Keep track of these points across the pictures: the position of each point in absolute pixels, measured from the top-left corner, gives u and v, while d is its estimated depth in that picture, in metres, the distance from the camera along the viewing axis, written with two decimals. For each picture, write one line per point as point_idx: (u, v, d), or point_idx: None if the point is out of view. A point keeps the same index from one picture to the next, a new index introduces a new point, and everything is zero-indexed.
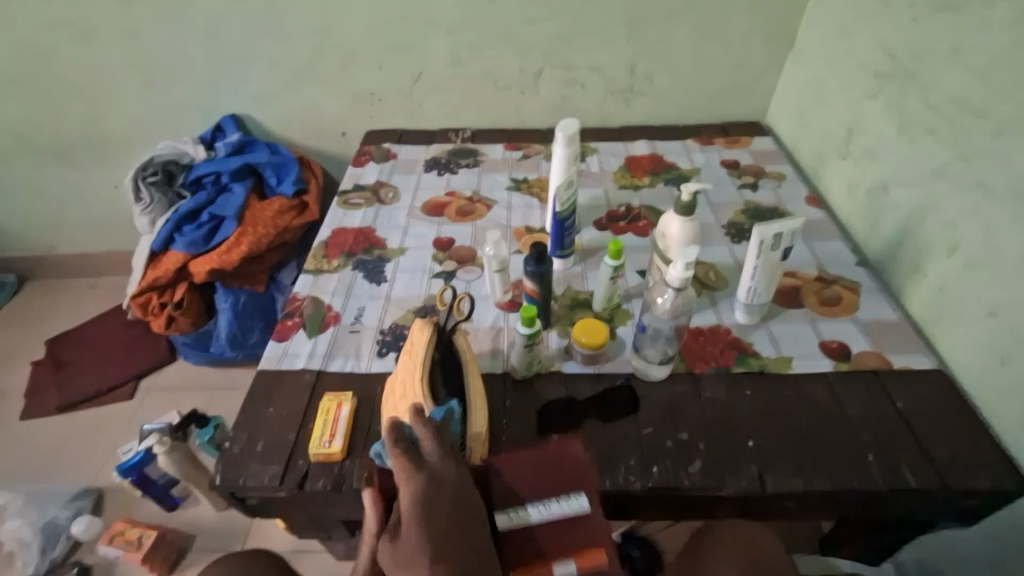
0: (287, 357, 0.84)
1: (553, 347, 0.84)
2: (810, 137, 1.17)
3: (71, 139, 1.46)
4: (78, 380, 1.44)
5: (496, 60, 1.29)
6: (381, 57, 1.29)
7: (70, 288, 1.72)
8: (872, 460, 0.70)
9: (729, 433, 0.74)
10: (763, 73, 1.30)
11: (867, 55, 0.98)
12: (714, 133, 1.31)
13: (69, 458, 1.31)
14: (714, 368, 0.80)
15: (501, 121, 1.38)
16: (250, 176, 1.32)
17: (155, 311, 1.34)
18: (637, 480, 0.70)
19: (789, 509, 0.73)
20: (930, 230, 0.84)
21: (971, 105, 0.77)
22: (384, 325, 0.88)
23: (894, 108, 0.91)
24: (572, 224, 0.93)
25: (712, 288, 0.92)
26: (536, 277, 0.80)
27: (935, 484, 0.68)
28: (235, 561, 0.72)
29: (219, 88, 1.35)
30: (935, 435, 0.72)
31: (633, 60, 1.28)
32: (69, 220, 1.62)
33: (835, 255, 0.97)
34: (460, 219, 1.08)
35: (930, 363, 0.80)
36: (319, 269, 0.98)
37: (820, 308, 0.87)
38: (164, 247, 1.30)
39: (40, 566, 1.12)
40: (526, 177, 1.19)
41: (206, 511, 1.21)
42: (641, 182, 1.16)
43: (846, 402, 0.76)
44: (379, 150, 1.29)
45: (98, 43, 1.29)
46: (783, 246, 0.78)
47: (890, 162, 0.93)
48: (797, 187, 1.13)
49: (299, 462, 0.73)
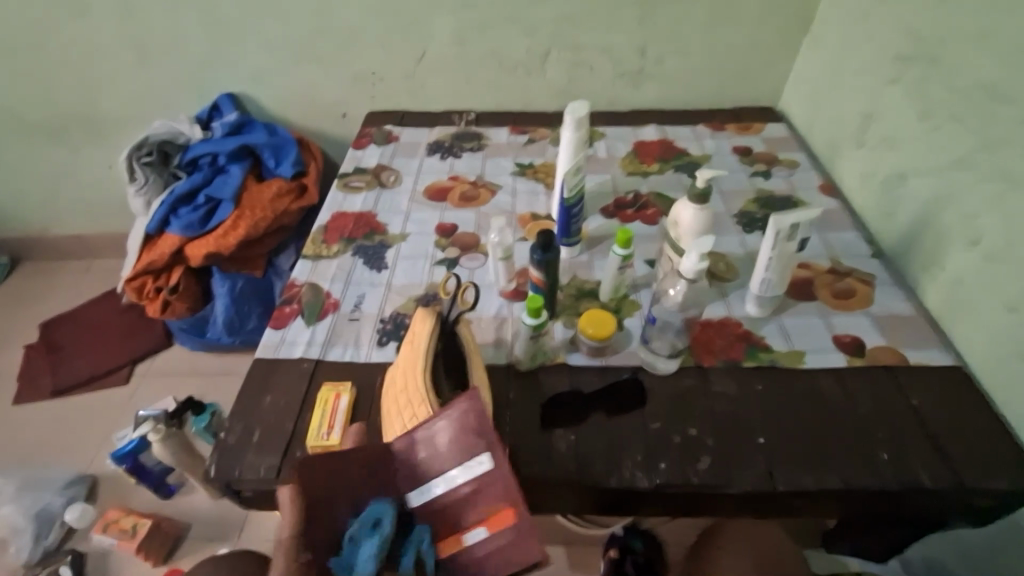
0: (284, 344, 0.82)
1: (558, 337, 0.81)
2: (824, 124, 1.14)
3: (63, 117, 1.42)
4: (73, 364, 1.42)
5: (502, 40, 1.24)
6: (383, 36, 1.25)
7: (65, 269, 1.70)
8: (885, 459, 0.68)
9: (738, 429, 0.71)
10: (777, 58, 1.26)
11: (889, 38, 0.94)
12: (726, 119, 1.27)
13: (63, 443, 1.29)
14: (723, 362, 0.78)
15: (506, 103, 1.34)
16: (248, 158, 1.28)
17: (150, 295, 1.31)
18: (643, 476, 0.68)
19: (799, 509, 0.71)
20: (949, 221, 0.82)
21: (998, 91, 0.74)
22: (385, 313, 0.86)
23: (916, 94, 0.88)
24: (578, 211, 0.90)
25: (722, 279, 0.89)
26: (542, 265, 0.77)
27: (952, 485, 0.66)
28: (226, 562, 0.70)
29: (215, 66, 1.31)
30: (950, 433, 0.70)
31: (643, 42, 1.24)
32: (62, 200, 1.58)
33: (848, 246, 0.94)
34: (463, 204, 1.05)
35: (946, 359, 0.77)
36: (319, 255, 0.95)
37: (833, 301, 0.85)
38: (160, 229, 1.26)
39: (33, 554, 1.11)
40: (531, 161, 1.16)
41: (202, 500, 1.20)
42: (650, 168, 1.12)
43: (859, 398, 0.74)
44: (380, 132, 1.26)
45: (89, 17, 1.25)
46: (799, 237, 0.76)
47: (909, 151, 0.90)
48: (810, 175, 1.10)
49: (296, 453, 0.71)
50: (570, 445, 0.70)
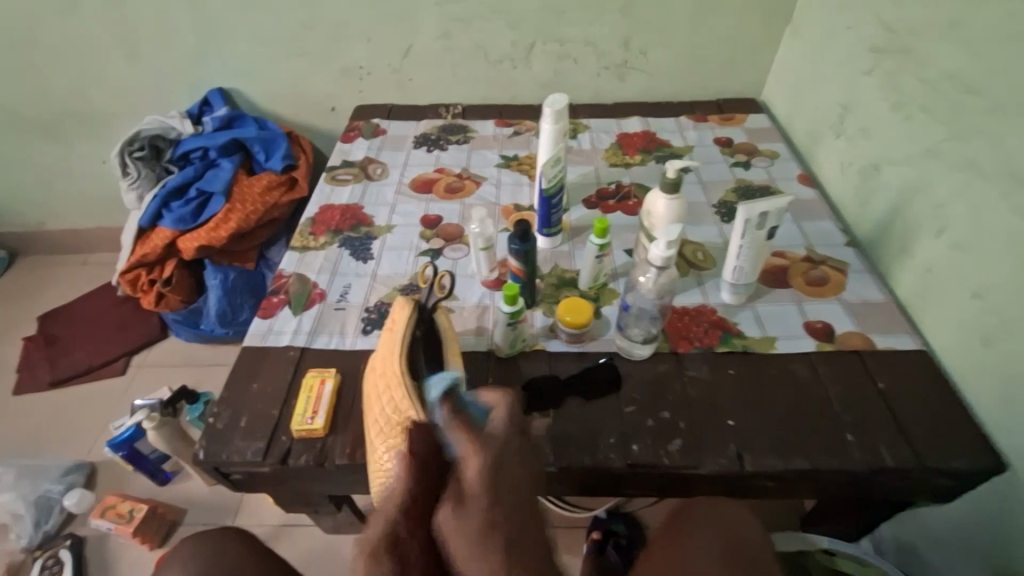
0: (271, 334, 0.84)
1: (537, 325, 0.84)
2: (804, 114, 1.15)
3: (57, 112, 1.43)
4: (69, 357, 1.45)
5: (487, 34, 1.26)
6: (370, 30, 1.26)
7: (62, 263, 1.72)
8: (851, 440, 0.71)
9: (710, 413, 0.74)
10: (759, 51, 1.27)
11: (864, 30, 0.96)
12: (710, 111, 1.29)
13: (61, 432, 1.32)
14: (697, 348, 0.80)
15: (492, 97, 1.36)
16: (238, 151, 1.30)
17: (144, 287, 1.34)
18: (617, 457, 0.70)
19: (769, 488, 0.74)
20: (919, 210, 0.83)
21: (965, 82, 0.75)
22: (369, 303, 0.88)
23: (890, 85, 0.89)
24: (559, 202, 0.92)
25: (699, 268, 0.91)
26: (520, 255, 0.79)
27: (913, 464, 0.68)
28: (201, 549, 0.67)
29: (206, 61, 1.33)
30: (916, 416, 0.73)
31: (627, 34, 1.25)
32: (58, 195, 1.60)
33: (824, 234, 0.97)
34: (448, 196, 1.07)
35: (913, 344, 0.80)
36: (305, 247, 0.97)
37: (806, 289, 0.87)
38: (153, 222, 1.28)
39: (34, 538, 1.14)
40: (516, 154, 1.18)
41: (197, 486, 1.23)
42: (632, 160, 1.14)
43: (828, 381, 0.76)
44: (368, 125, 1.28)
45: (80, 12, 1.26)
46: (769, 226, 0.77)
47: (883, 140, 0.91)
48: (790, 166, 1.12)
49: (282, 437, 0.73)
50: (547, 428, 0.73)
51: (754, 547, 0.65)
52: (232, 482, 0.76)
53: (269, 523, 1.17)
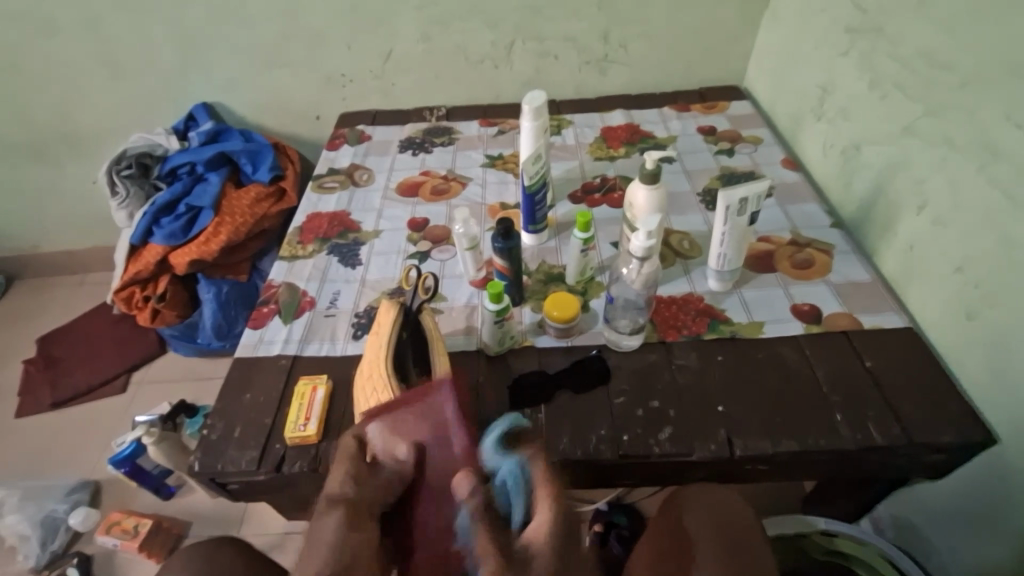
0: (262, 344, 0.84)
1: (525, 322, 0.84)
2: (786, 99, 1.15)
3: (45, 135, 1.44)
4: (69, 377, 1.46)
5: (467, 34, 1.26)
6: (350, 38, 1.27)
7: (58, 285, 1.73)
8: (840, 420, 0.71)
9: (699, 399, 0.74)
10: (739, 36, 1.27)
11: (839, 11, 0.96)
12: (692, 100, 1.29)
13: (64, 452, 1.33)
14: (685, 337, 0.81)
15: (476, 97, 1.37)
16: (225, 165, 1.31)
17: (140, 304, 1.35)
18: (607, 448, 0.70)
19: (762, 472, 0.74)
20: (901, 187, 0.83)
21: (937, 58, 0.75)
22: (359, 308, 0.89)
23: (866, 64, 0.89)
24: (543, 199, 0.92)
25: (685, 257, 0.91)
26: (504, 253, 0.80)
27: (902, 440, 0.69)
28: (193, 558, 0.67)
29: (189, 77, 1.34)
30: (903, 391, 0.73)
31: (606, 27, 1.25)
32: (51, 217, 1.61)
33: (808, 217, 0.97)
34: (434, 198, 1.08)
35: (900, 321, 0.80)
36: (294, 256, 0.98)
37: (792, 272, 0.87)
38: (143, 240, 1.29)
39: (41, 558, 1.15)
40: (501, 153, 1.18)
41: (200, 500, 1.24)
42: (617, 153, 1.15)
43: (815, 363, 0.76)
44: (353, 132, 1.28)
45: (63, 35, 1.27)
46: (749, 211, 0.77)
47: (862, 120, 0.91)
48: (773, 151, 1.12)
49: (276, 445, 0.74)
50: (539, 423, 0.73)
51: (744, 535, 0.64)
52: (231, 491, 0.76)
53: (274, 532, 1.18)
